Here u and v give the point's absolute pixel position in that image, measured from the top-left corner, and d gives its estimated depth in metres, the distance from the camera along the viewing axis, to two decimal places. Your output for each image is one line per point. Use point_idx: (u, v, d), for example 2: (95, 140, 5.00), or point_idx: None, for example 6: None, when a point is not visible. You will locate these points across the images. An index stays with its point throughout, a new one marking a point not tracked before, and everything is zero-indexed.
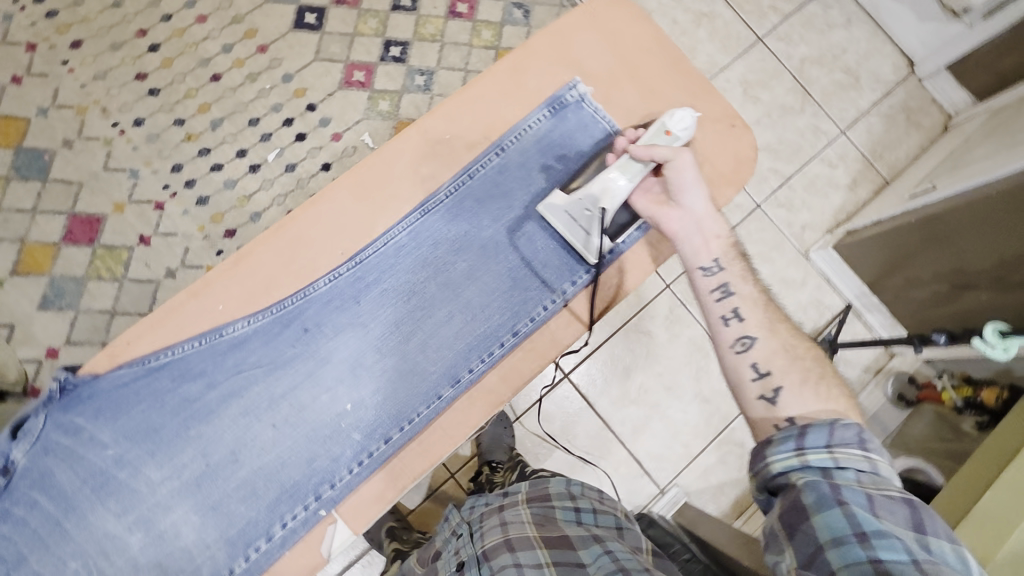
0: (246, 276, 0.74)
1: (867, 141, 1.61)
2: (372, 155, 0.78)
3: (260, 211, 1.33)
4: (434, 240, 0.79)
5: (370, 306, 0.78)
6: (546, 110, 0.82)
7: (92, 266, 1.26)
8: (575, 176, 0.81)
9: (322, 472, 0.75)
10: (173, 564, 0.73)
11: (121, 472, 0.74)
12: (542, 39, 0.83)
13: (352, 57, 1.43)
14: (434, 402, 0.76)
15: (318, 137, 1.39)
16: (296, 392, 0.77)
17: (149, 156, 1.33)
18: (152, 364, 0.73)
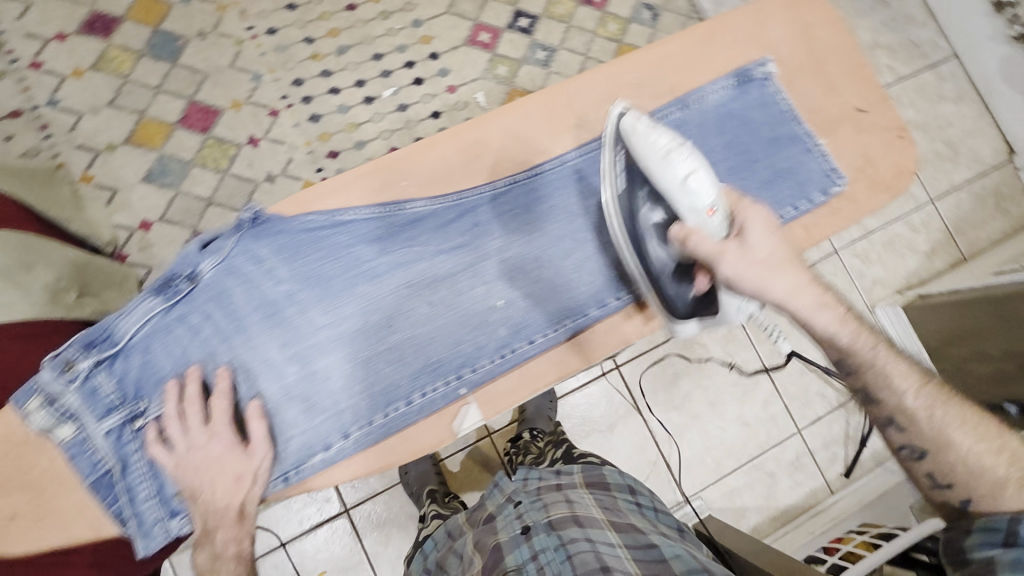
0: (438, 161, 0.81)
1: (954, 215, 1.61)
2: (566, 83, 0.85)
3: (365, 140, 1.38)
4: (604, 172, 0.86)
5: (537, 219, 0.85)
6: (731, 81, 0.86)
7: (200, 154, 1.30)
8: (751, 144, 0.86)
9: (469, 353, 0.82)
10: (321, 401, 0.78)
11: (289, 307, 0.78)
12: (740, 15, 0.88)
13: (482, 18, 1.47)
14: (579, 317, 0.85)
15: (434, 85, 1.42)
16: (454, 277, 0.83)
17: (274, 65, 1.36)
18: (338, 218, 0.78)
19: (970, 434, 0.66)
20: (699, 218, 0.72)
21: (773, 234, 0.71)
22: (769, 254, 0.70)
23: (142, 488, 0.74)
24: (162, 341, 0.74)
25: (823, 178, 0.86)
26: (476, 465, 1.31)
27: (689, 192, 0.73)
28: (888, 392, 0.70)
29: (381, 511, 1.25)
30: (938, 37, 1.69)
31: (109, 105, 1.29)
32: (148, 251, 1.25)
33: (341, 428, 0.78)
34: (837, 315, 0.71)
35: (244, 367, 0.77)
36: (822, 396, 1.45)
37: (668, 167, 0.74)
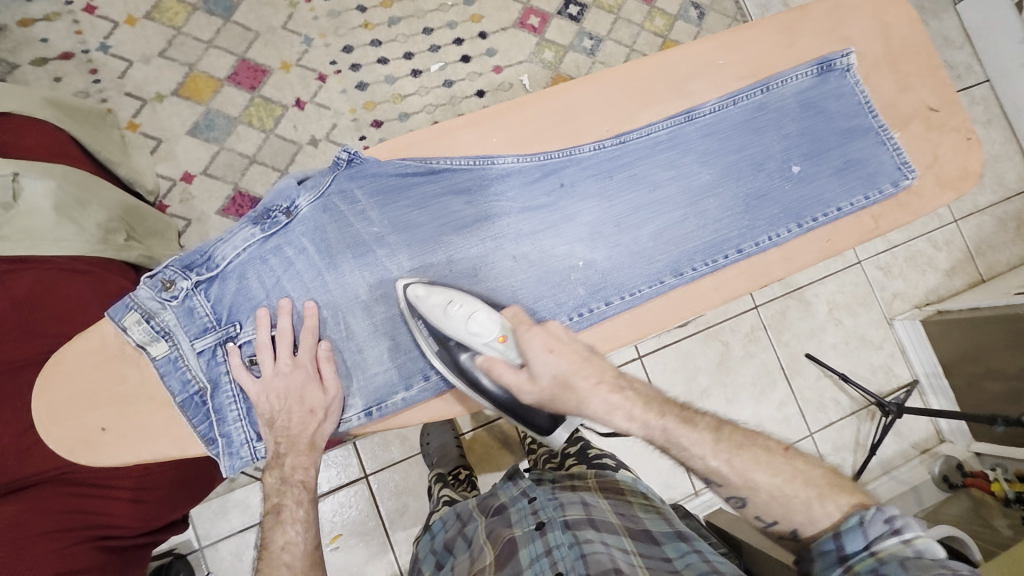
0: (526, 119, 0.82)
1: (975, 237, 1.64)
2: (657, 55, 0.86)
3: (409, 113, 1.39)
4: (694, 143, 0.85)
5: (619, 184, 0.84)
6: (813, 68, 0.87)
7: (247, 111, 1.31)
8: (831, 131, 0.87)
9: (547, 311, 0.82)
10: (406, 343, 0.81)
11: (378, 249, 0.80)
12: (823, 7, 0.89)
13: (532, 2, 1.48)
14: (656, 285, 0.83)
15: (481, 64, 1.43)
16: (537, 236, 0.83)
17: (325, 30, 1.37)
18: (431, 166, 0.80)
19: (767, 470, 0.70)
20: (494, 349, 0.75)
21: (552, 352, 0.73)
22: (564, 373, 0.73)
23: (231, 409, 0.77)
24: (256, 272, 0.78)
25: (895, 171, 0.86)
26: (495, 442, 1.32)
27: (477, 333, 0.74)
28: (693, 459, 0.72)
29: (400, 480, 1.25)
30: (973, 61, 1.72)
31: (160, 55, 1.29)
32: (188, 203, 1.26)
33: (422, 370, 0.81)
34: (595, 379, 0.73)
35: (333, 303, 0.80)
36: (836, 402, 1.47)
37: (448, 319, 0.75)
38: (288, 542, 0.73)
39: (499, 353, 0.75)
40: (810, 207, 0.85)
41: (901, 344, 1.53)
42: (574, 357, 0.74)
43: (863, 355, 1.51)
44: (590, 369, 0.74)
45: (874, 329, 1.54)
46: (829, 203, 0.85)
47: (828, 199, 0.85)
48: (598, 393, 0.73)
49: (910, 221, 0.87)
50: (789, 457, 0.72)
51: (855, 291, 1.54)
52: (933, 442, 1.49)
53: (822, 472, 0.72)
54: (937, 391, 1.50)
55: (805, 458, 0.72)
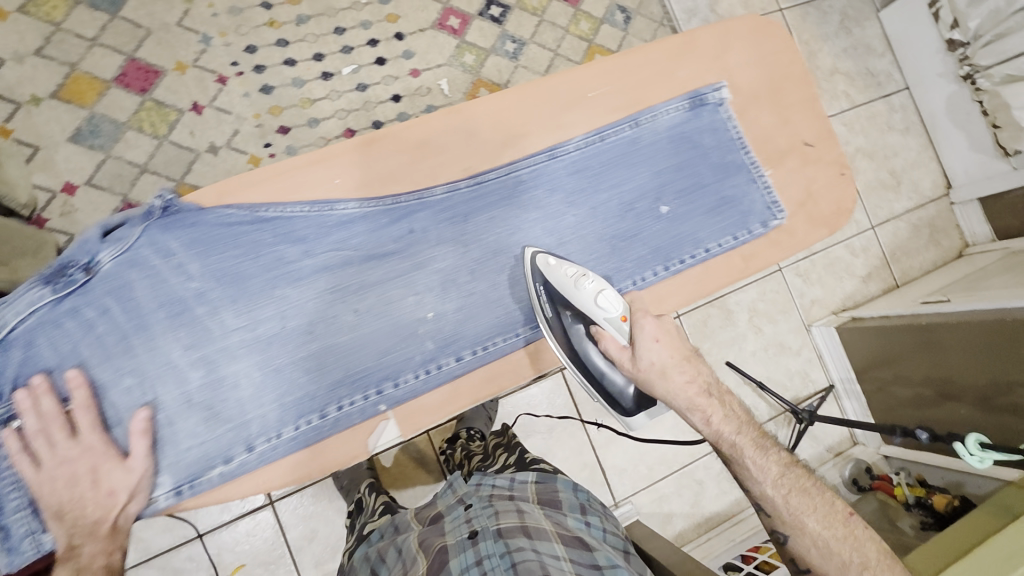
0: (372, 161, 0.83)
1: (891, 243, 1.68)
2: (530, 84, 0.89)
3: (319, 118, 1.32)
4: (559, 182, 0.91)
5: (476, 229, 0.88)
6: (685, 102, 0.94)
7: (137, 116, 1.22)
8: (673, 184, 0.94)
9: (391, 368, 0.84)
10: (226, 411, 0.80)
11: (199, 306, 0.80)
12: (706, 35, 0.94)
13: (452, 2, 1.42)
14: (511, 337, 0.88)
15: (397, 67, 1.37)
16: (385, 286, 0.85)
17: (225, 28, 1.28)
18: (259, 214, 0.80)
19: (819, 519, 0.79)
20: (613, 324, 0.83)
21: (657, 341, 0.83)
22: (662, 364, 0.82)
23: (15, 497, 0.75)
24: (46, 336, 0.76)
25: (765, 211, 0.95)
26: (410, 461, 1.29)
27: (603, 308, 0.82)
28: (752, 481, 0.81)
29: (308, 504, 1.21)
30: (893, 69, 1.75)
31: (35, 54, 1.19)
32: (70, 216, 1.17)
33: (245, 441, 0.80)
34: (685, 374, 0.82)
35: (114, 381, 0.78)
36: (754, 408, 1.50)
37: (578, 290, 0.83)
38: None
39: (616, 329, 0.83)
40: (673, 251, 0.93)
41: (818, 350, 1.57)
42: (675, 356, 0.83)
43: (781, 362, 1.54)
44: (687, 369, 0.83)
45: (792, 336, 1.56)
46: (699, 244, 0.93)
47: (699, 240, 0.93)
48: (689, 388, 0.82)
49: (781, 257, 0.95)
50: (850, 522, 0.79)
51: (775, 298, 1.56)
52: (847, 444, 1.53)
53: (871, 545, 0.78)
54: (850, 395, 1.55)
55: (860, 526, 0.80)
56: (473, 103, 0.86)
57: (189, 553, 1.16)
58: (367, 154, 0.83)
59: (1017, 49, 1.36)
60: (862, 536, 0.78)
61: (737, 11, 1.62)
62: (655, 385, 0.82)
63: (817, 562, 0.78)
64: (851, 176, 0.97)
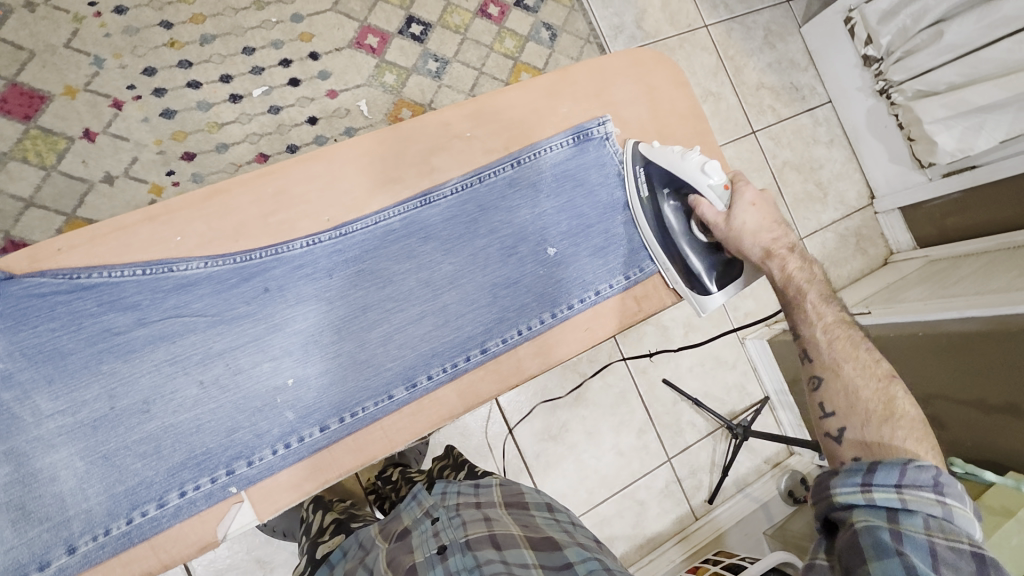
0: (216, 214, 0.80)
1: (820, 253, 1.72)
2: (394, 130, 0.87)
3: (229, 142, 1.25)
4: (432, 229, 0.89)
5: (340, 284, 0.85)
6: (570, 138, 0.94)
7: (20, 146, 1.13)
8: (552, 233, 0.93)
9: (242, 446, 0.80)
10: (40, 509, 0.74)
11: (7, 392, 0.74)
12: (584, 70, 0.95)
13: (370, 19, 1.37)
14: (384, 401, 0.84)
15: (313, 88, 1.32)
16: (234, 353, 0.81)
17: (120, 49, 1.20)
18: (79, 281, 0.76)
19: (858, 367, 0.75)
20: (715, 192, 0.87)
21: (753, 206, 0.86)
22: (753, 225, 0.86)
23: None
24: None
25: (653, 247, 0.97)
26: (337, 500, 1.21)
27: (707, 174, 0.86)
28: (803, 323, 0.80)
29: (225, 556, 1.13)
30: (817, 83, 1.78)
31: None
32: None
33: (66, 541, 0.74)
34: (773, 235, 0.86)
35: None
36: (692, 424, 1.50)
37: (683, 160, 0.87)
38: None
39: (718, 194, 0.87)
40: (559, 296, 0.92)
41: (752, 363, 1.58)
42: (767, 219, 0.86)
43: (717, 377, 1.54)
44: (775, 231, 0.87)
45: (727, 349, 1.57)
46: (589, 287, 0.93)
47: (589, 283, 0.93)
48: (773, 244, 0.85)
49: (672, 294, 0.97)
50: (890, 382, 0.72)
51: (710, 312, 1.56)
52: (784, 455, 1.57)
53: (906, 407, 0.69)
54: (785, 407, 1.57)
55: (897, 389, 0.72)
56: (507, 90, 0.92)
57: None
58: (211, 208, 0.81)
59: (925, 66, 1.40)
60: (901, 394, 0.70)
61: (663, 27, 1.63)
62: (742, 240, 0.86)
63: (843, 409, 0.72)
64: None
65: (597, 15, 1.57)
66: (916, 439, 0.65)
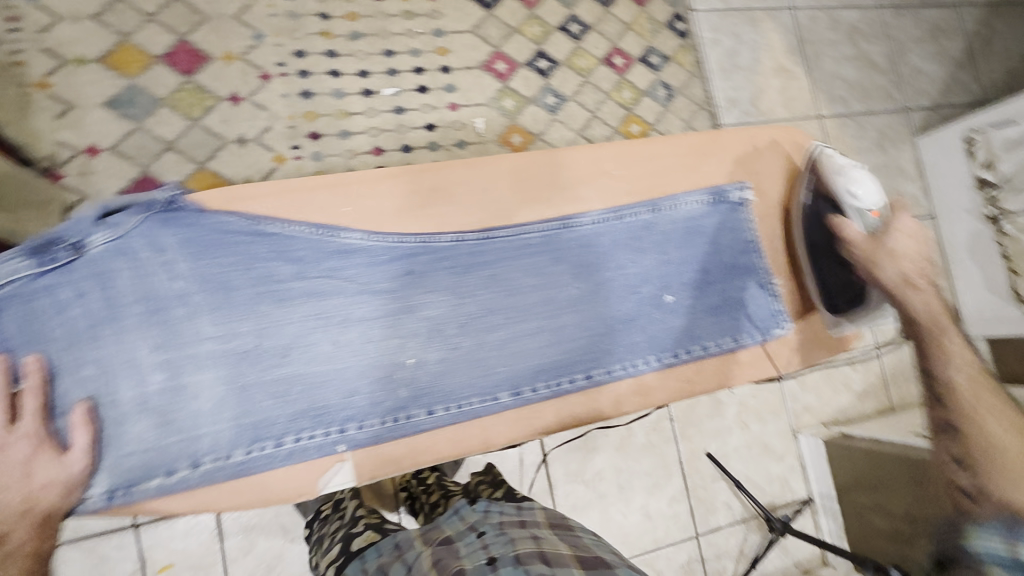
0: (386, 194, 0.88)
1: (894, 365, 1.65)
2: (552, 159, 0.96)
3: (351, 131, 1.33)
4: (566, 254, 0.94)
5: (472, 284, 0.90)
6: (706, 197, 1.02)
7: (175, 95, 1.23)
8: (676, 283, 0.99)
9: (357, 410, 0.84)
10: (178, 420, 0.77)
11: (179, 308, 0.79)
12: (730, 138, 1.05)
13: (503, 47, 1.46)
14: (489, 400, 0.89)
15: (437, 98, 1.40)
16: (369, 323, 0.86)
17: (280, 29, 1.31)
18: (262, 228, 0.82)
19: (998, 417, 0.77)
20: (860, 215, 0.97)
21: (902, 236, 0.94)
22: (896, 251, 0.94)
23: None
24: (15, 312, 0.72)
25: (770, 317, 1.04)
26: (367, 489, 1.22)
27: (856, 197, 0.96)
28: (946, 368, 0.83)
29: (253, 514, 1.16)
30: (921, 195, 1.76)
31: (92, 18, 1.20)
32: (86, 177, 1.16)
33: (192, 455, 0.77)
34: (907, 269, 0.93)
35: (70, 368, 0.74)
36: (727, 506, 1.45)
37: (838, 169, 0.99)
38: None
39: (856, 218, 0.97)
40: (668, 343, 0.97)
41: (801, 459, 1.53)
42: (915, 256, 0.93)
43: (762, 464, 1.50)
44: (918, 268, 0.93)
45: (778, 439, 1.52)
46: (698, 341, 0.98)
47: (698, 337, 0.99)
48: (909, 278, 0.92)
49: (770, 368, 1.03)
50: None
51: (767, 397, 1.53)
52: (815, 563, 1.49)
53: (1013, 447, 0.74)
54: (827, 512, 1.50)
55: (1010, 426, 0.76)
56: (654, 140, 1.02)
57: (119, 542, 1.10)
58: (383, 189, 0.88)
59: None
60: None
61: (777, 108, 1.66)
62: (881, 264, 0.94)
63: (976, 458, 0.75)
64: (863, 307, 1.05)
65: (715, 84, 1.61)
66: None
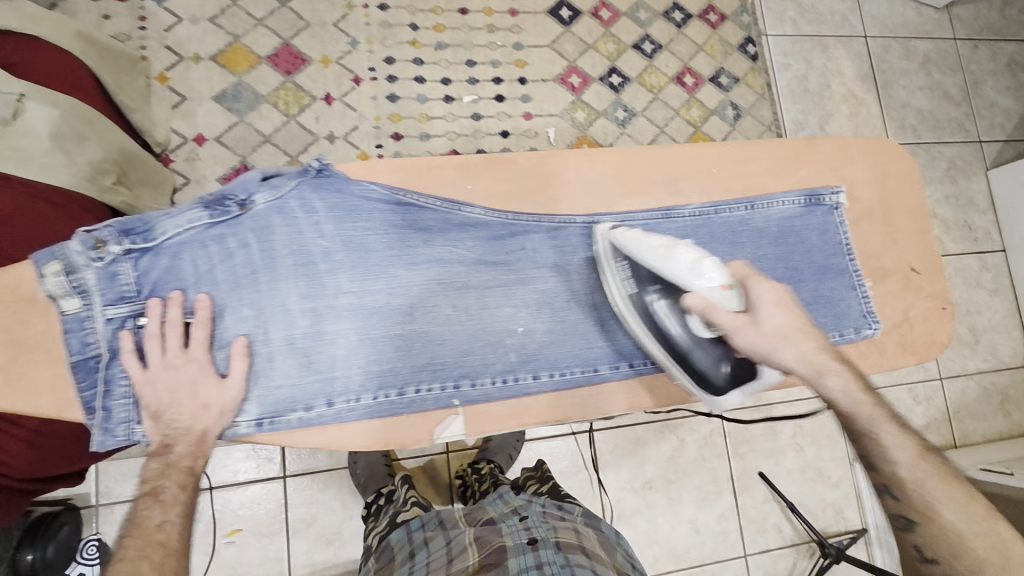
0: (502, 173, 0.80)
1: (957, 400, 1.60)
2: (651, 150, 0.85)
3: (431, 134, 1.40)
4: (666, 242, 0.84)
5: (580, 263, 0.84)
6: (800, 199, 0.87)
7: (275, 93, 1.33)
8: (771, 277, 0.85)
9: (474, 366, 0.78)
10: (318, 362, 0.72)
11: (322, 263, 0.73)
12: (827, 145, 0.89)
13: (578, 62, 1.52)
14: (590, 371, 0.83)
15: (513, 107, 1.46)
16: (485, 292, 0.80)
17: (373, 37, 1.40)
18: (398, 197, 0.76)
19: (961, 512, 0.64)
20: (716, 295, 0.73)
21: (777, 309, 0.73)
22: (783, 330, 0.72)
23: (122, 383, 0.66)
24: (192, 255, 0.68)
25: (860, 318, 0.86)
26: (425, 475, 1.28)
27: (703, 277, 0.73)
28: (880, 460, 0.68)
29: (317, 489, 1.22)
30: (993, 229, 1.71)
31: (209, 20, 1.32)
32: (192, 163, 1.26)
33: (326, 395, 0.72)
34: (808, 345, 0.73)
35: (233, 308, 0.70)
36: (777, 529, 1.42)
37: (670, 258, 0.75)
38: (165, 520, 0.61)
39: (715, 296, 0.73)
40: None
41: (857, 488, 1.49)
42: (798, 322, 0.73)
43: (816, 490, 1.47)
44: (811, 335, 0.73)
45: (834, 465, 1.49)
46: None
47: None
48: (813, 357, 0.72)
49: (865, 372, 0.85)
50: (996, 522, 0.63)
51: (823, 421, 1.50)
52: None
53: (974, 509, 0.64)
54: (881, 545, 1.47)
55: (957, 489, 0.65)
56: (749, 143, 0.87)
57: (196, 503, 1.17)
58: (493, 168, 0.81)
59: None
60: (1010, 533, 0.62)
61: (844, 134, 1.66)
62: (778, 351, 0.72)
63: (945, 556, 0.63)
64: (952, 317, 0.89)
65: (783, 107, 1.64)
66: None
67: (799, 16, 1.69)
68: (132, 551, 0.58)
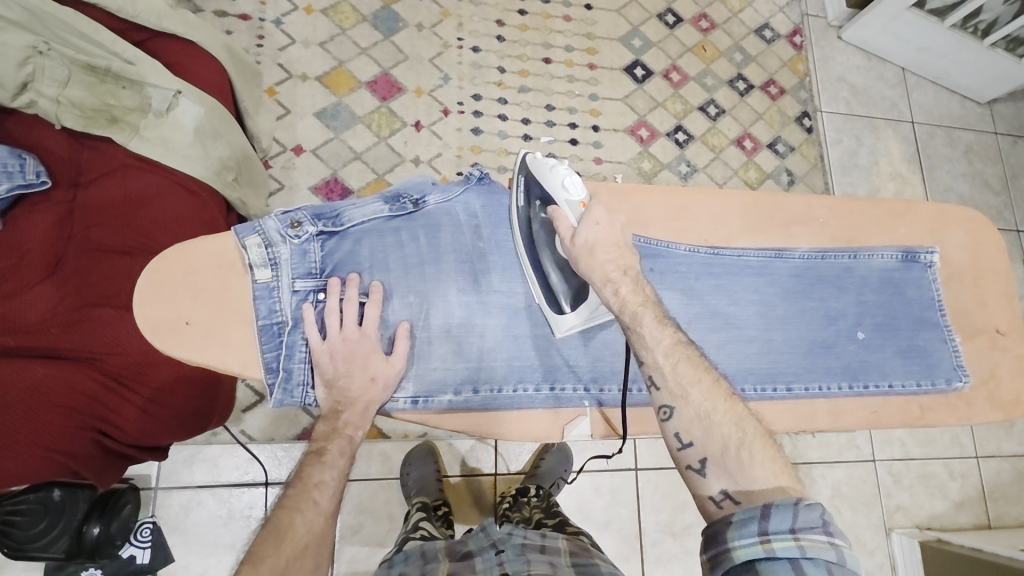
0: (637, 202, 0.87)
1: (992, 481, 1.60)
2: (772, 196, 0.92)
3: (508, 167, 1.49)
4: (778, 278, 0.90)
5: (701, 289, 0.87)
6: (899, 255, 0.93)
7: (371, 115, 1.43)
8: (873, 323, 0.91)
9: (604, 371, 0.85)
10: (469, 351, 0.81)
11: (479, 263, 0.83)
12: (925, 209, 0.97)
13: (647, 116, 1.62)
14: None
15: (585, 151, 1.55)
16: None
17: (464, 74, 1.52)
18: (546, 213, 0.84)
19: (704, 391, 0.68)
20: (571, 208, 0.79)
21: (597, 226, 0.77)
22: (594, 243, 0.76)
23: (301, 351, 0.75)
24: (370, 242, 0.79)
25: (951, 370, 0.90)
26: (471, 494, 1.29)
27: (566, 189, 0.80)
28: (643, 349, 0.71)
29: (367, 497, 1.24)
30: None
31: (319, 45, 1.44)
32: (288, 171, 1.35)
33: (473, 382, 0.80)
34: (610, 256, 0.76)
35: (400, 293, 0.79)
36: None
37: (550, 171, 0.81)
38: (321, 482, 0.73)
39: (569, 208, 0.79)
40: (880, 372, 0.89)
41: (892, 559, 1.48)
42: (613, 241, 0.77)
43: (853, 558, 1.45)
44: (615, 254, 0.76)
45: (870, 534, 1.49)
46: (883, 377, 0.88)
47: (885, 374, 0.89)
48: (609, 266, 0.75)
49: (953, 424, 0.89)
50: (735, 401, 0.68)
51: (861, 487, 1.51)
52: None
53: (755, 426, 0.66)
54: None
55: (742, 410, 0.67)
56: (855, 202, 0.94)
57: (249, 499, 1.19)
58: (628, 196, 0.88)
59: None
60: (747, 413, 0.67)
61: None
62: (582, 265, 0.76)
63: (699, 437, 0.66)
64: None
65: (835, 178, 1.71)
66: (769, 460, 0.63)
67: (853, 97, 1.80)
68: (292, 503, 0.71)
